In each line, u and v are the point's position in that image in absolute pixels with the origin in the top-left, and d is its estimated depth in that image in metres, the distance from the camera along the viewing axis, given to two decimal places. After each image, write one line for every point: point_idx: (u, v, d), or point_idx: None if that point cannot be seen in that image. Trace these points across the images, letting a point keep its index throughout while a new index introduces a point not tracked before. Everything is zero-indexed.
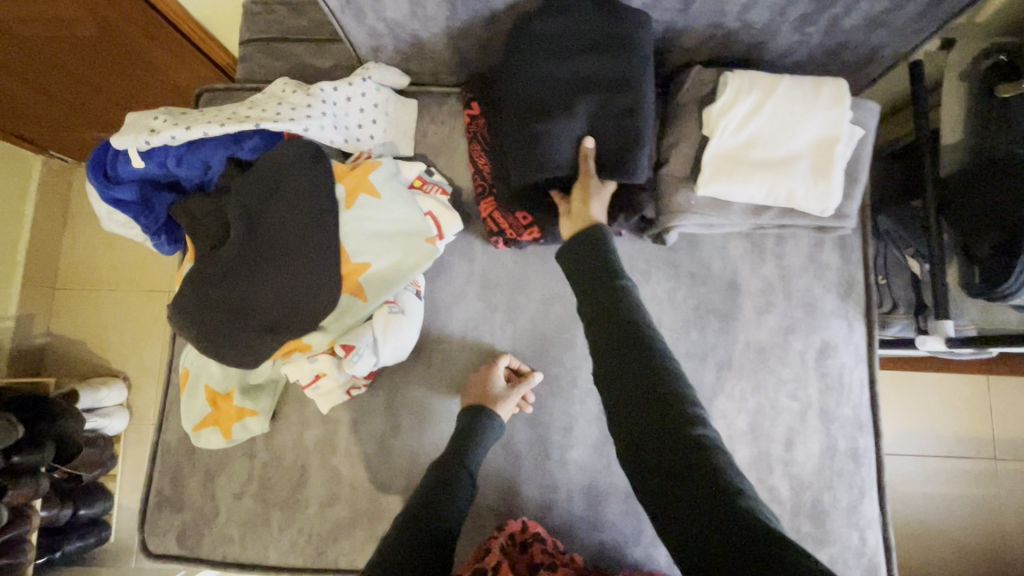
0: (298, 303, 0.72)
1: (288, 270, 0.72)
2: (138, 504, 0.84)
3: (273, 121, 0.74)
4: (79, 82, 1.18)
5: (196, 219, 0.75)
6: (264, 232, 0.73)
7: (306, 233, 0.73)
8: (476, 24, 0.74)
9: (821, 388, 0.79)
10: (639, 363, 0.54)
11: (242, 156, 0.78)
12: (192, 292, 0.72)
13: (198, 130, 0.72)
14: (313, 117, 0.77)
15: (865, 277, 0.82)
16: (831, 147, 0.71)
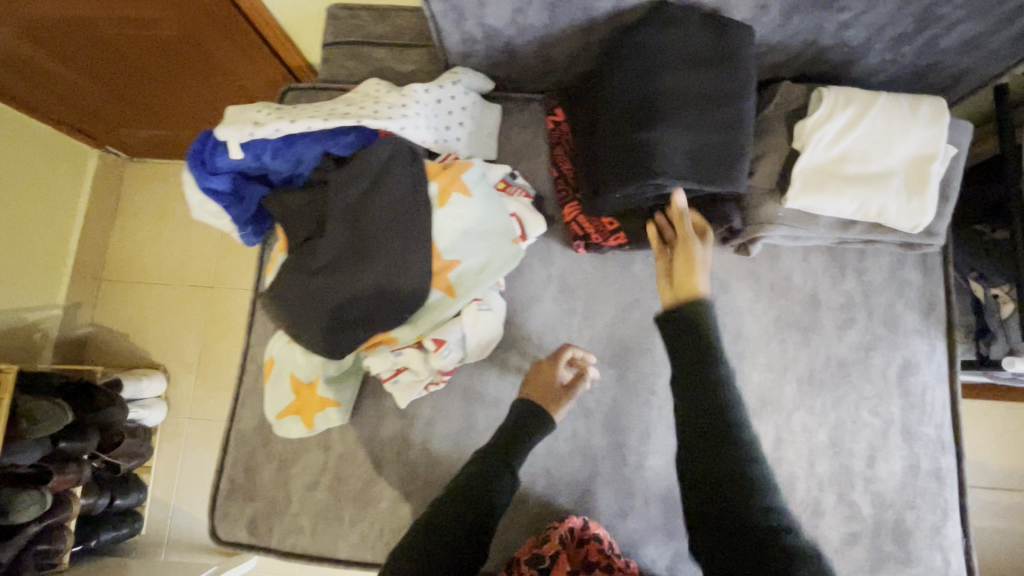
0: (393, 296, 0.73)
1: (385, 261, 0.73)
2: (210, 490, 0.84)
3: (372, 118, 0.76)
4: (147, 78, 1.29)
5: (292, 211, 0.76)
6: (364, 226, 0.74)
7: (402, 229, 0.74)
8: (572, 32, 0.76)
9: (904, 406, 0.78)
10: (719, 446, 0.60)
11: (334, 153, 0.80)
12: (295, 280, 0.73)
13: (304, 123, 0.74)
14: (408, 116, 0.78)
15: (946, 297, 0.81)
16: (926, 165, 0.71)
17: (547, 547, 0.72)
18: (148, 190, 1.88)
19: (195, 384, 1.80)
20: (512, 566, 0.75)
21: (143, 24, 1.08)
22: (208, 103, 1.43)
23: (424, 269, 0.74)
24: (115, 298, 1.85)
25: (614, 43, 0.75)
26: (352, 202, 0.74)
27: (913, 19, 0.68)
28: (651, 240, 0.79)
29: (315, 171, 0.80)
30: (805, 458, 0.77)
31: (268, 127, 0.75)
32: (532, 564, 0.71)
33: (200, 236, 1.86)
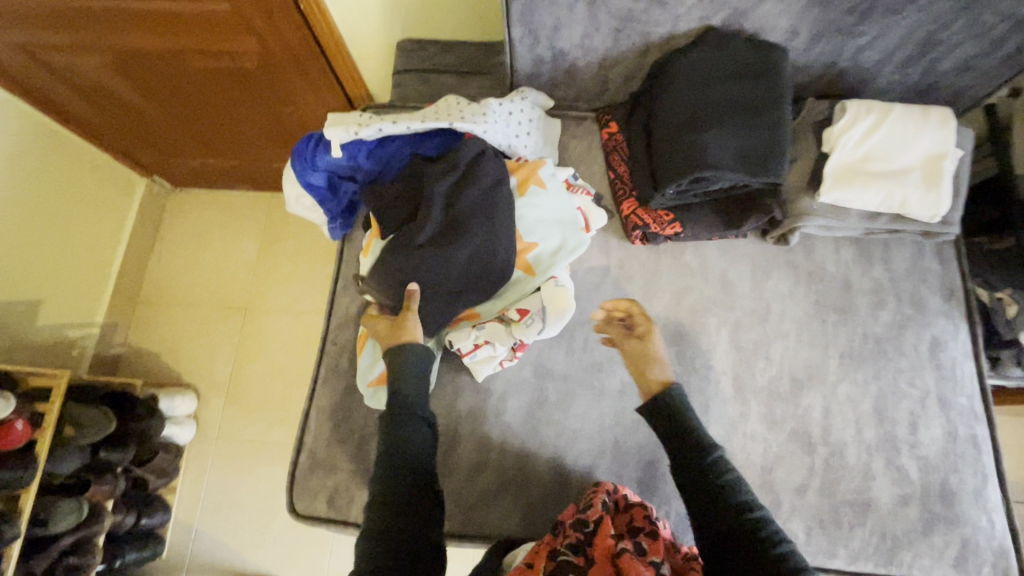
0: (482, 270, 0.82)
1: (481, 240, 0.82)
2: (289, 465, 0.88)
3: (460, 121, 0.87)
4: (218, 103, 1.40)
5: (387, 201, 0.86)
6: (462, 212, 0.83)
7: (486, 214, 0.84)
8: (629, 54, 0.90)
9: (937, 378, 0.86)
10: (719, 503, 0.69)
11: (423, 154, 0.91)
12: (405, 257, 0.81)
13: (404, 124, 0.86)
14: (489, 122, 0.89)
15: (963, 284, 0.92)
16: (939, 162, 0.83)
17: (592, 512, 0.73)
18: (186, 217, 1.92)
19: (223, 408, 1.74)
20: (555, 528, 0.75)
21: (226, 56, 1.20)
22: (268, 131, 1.55)
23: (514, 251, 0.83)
24: (144, 321, 1.83)
25: (668, 62, 0.89)
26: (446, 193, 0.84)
27: (917, 44, 0.83)
28: (702, 230, 0.90)
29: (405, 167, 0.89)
30: (853, 426, 0.84)
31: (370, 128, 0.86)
32: (579, 526, 0.71)
33: (237, 260, 1.87)
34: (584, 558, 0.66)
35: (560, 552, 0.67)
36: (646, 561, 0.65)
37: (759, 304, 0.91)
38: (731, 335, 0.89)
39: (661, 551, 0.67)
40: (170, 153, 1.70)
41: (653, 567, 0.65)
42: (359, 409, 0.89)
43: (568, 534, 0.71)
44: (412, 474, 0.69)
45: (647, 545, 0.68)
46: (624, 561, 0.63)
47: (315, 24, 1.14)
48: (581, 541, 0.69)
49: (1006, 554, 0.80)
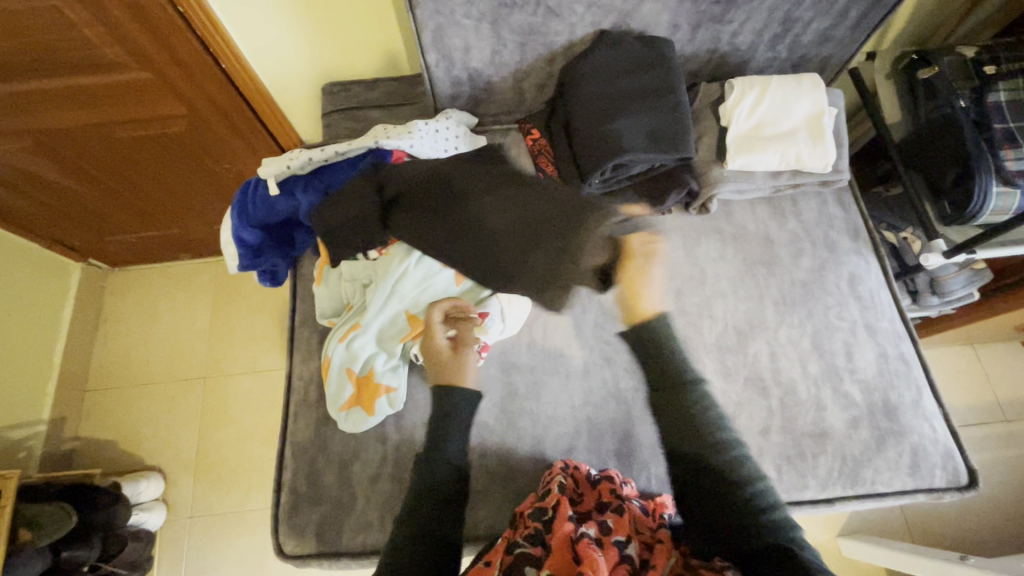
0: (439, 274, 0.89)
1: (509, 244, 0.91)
2: (272, 507, 0.86)
3: (387, 138, 0.91)
4: (150, 170, 1.40)
5: (333, 229, 0.88)
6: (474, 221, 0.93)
7: (441, 230, 0.89)
8: (538, 63, 0.99)
9: (860, 307, 0.95)
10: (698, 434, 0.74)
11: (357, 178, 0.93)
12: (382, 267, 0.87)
13: (331, 150, 0.91)
14: (414, 136, 0.93)
15: (865, 224, 1.03)
16: (819, 120, 0.95)
17: (549, 498, 0.75)
18: (132, 294, 1.87)
19: (197, 483, 1.66)
20: (515, 520, 0.77)
21: (154, 124, 1.22)
22: (205, 193, 1.55)
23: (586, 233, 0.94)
24: (97, 407, 1.74)
25: (573, 67, 0.98)
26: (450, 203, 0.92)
27: (779, 23, 0.95)
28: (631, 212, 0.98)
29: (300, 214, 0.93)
30: (797, 362, 0.92)
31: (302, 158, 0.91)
32: (536, 515, 0.72)
33: (192, 328, 1.83)
34: (543, 547, 0.67)
35: (518, 545, 0.67)
36: (609, 543, 0.69)
37: (695, 269, 0.98)
38: (676, 301, 0.96)
39: (625, 528, 0.71)
40: (106, 231, 1.66)
41: (615, 547, 0.68)
42: (335, 437, 0.89)
43: (528, 524, 0.73)
44: (440, 508, 0.72)
45: (611, 523, 0.72)
46: (580, 547, 0.65)
47: (241, 82, 1.18)
48: (541, 528, 0.70)
49: (952, 454, 0.88)
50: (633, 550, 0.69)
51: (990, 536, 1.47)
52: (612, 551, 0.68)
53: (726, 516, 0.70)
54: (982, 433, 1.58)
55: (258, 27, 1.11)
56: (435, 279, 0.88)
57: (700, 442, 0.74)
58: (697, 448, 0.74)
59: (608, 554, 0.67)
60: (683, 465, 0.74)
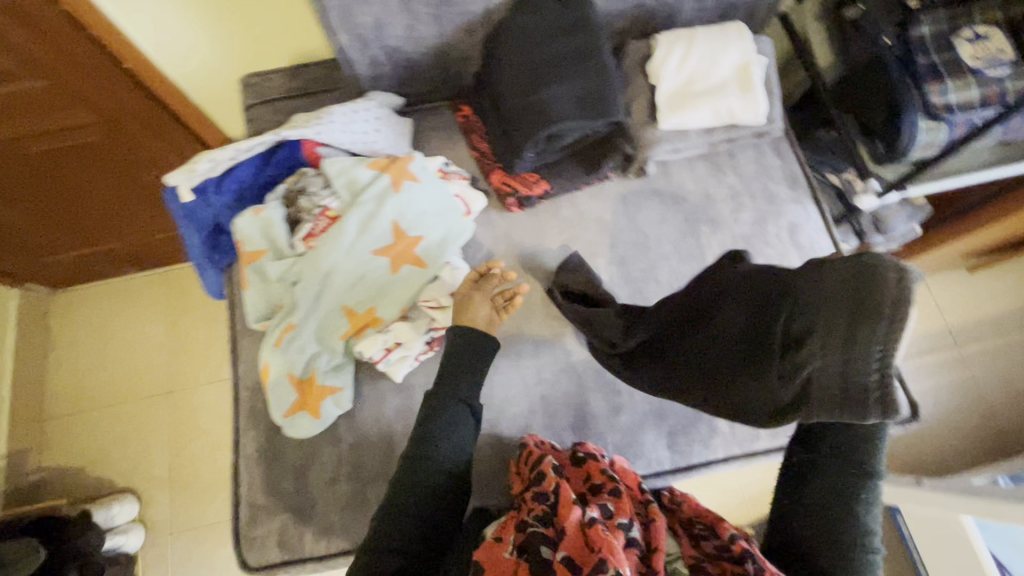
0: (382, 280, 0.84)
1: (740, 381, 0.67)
2: (231, 521, 0.85)
3: (292, 127, 0.88)
4: (71, 185, 1.31)
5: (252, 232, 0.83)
6: (699, 334, 0.73)
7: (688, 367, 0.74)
8: (458, 35, 0.94)
9: (801, 256, 0.97)
10: (831, 481, 0.68)
11: (271, 174, 0.92)
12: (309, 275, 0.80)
13: (230, 148, 0.87)
14: (323, 123, 0.90)
15: (803, 171, 1.03)
16: (748, 70, 0.93)
17: (548, 481, 0.73)
18: (79, 315, 1.79)
19: (173, 499, 1.63)
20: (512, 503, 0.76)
21: (64, 135, 1.14)
22: (136, 202, 1.46)
23: (830, 328, 0.59)
24: (55, 436, 1.67)
25: (493, 38, 0.94)
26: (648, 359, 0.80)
27: None
28: (567, 182, 0.96)
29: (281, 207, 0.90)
30: None
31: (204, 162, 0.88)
32: (539, 498, 0.70)
33: (147, 344, 1.76)
34: (554, 527, 0.65)
35: (530, 524, 0.66)
36: (614, 526, 0.66)
37: (638, 235, 0.98)
38: (620, 270, 0.96)
39: (628, 511, 0.68)
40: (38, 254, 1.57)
41: (621, 530, 0.65)
42: (287, 445, 0.87)
43: (532, 508, 0.70)
44: (441, 499, 0.71)
45: (612, 507, 0.69)
46: (595, 533, 0.62)
47: (149, 82, 1.10)
48: (547, 510, 0.68)
49: None
50: (637, 534, 0.66)
51: (942, 455, 1.57)
52: (620, 534, 0.65)
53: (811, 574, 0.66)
54: (936, 360, 1.64)
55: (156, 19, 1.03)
56: (370, 270, 0.83)
57: (839, 497, 0.67)
58: (836, 500, 0.67)
59: (618, 537, 0.64)
60: (808, 507, 0.68)
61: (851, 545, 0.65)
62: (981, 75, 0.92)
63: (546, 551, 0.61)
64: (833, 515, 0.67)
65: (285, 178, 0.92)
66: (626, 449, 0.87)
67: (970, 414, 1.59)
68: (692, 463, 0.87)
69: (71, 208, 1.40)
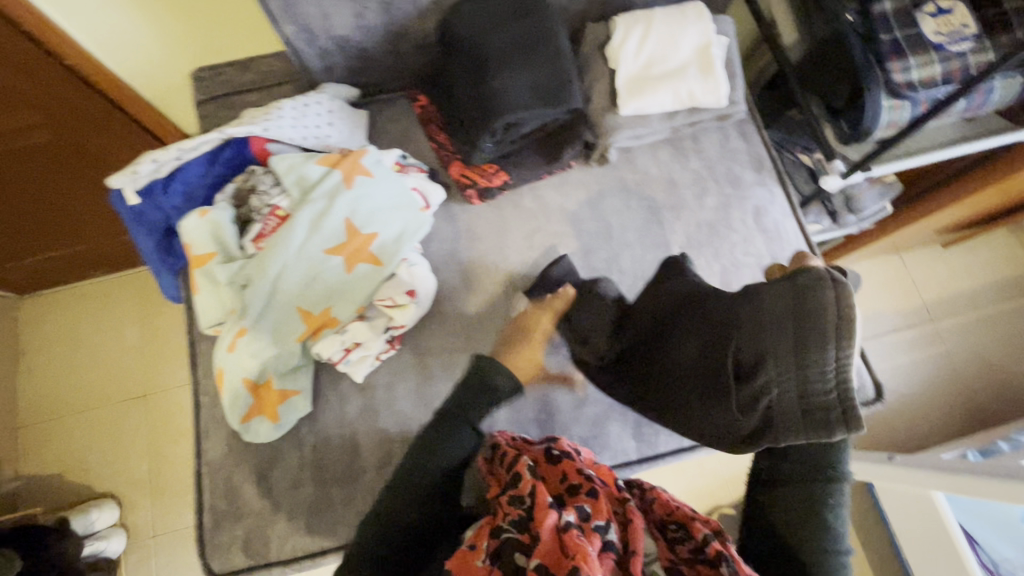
0: (337, 283, 0.81)
1: (700, 408, 0.69)
2: (195, 529, 0.84)
3: (237, 125, 0.85)
4: (24, 189, 1.27)
5: (196, 232, 0.80)
6: (656, 354, 0.74)
7: (663, 388, 0.74)
8: (410, 22, 0.91)
9: (766, 240, 0.96)
10: (802, 490, 0.68)
11: (218, 173, 0.88)
12: (259, 277, 0.78)
13: (174, 147, 0.85)
14: (271, 120, 0.87)
15: (768, 154, 1.02)
16: (708, 51, 0.91)
17: (523, 484, 0.69)
18: (47, 321, 1.75)
19: (153, 503, 1.61)
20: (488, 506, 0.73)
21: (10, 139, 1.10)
22: (95, 203, 1.42)
23: (782, 354, 0.60)
24: (29, 444, 1.64)
25: (445, 24, 0.91)
26: (622, 376, 0.81)
27: None
28: (527, 173, 0.94)
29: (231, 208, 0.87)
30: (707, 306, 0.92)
31: (148, 163, 0.85)
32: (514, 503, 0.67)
33: (120, 348, 1.73)
34: (529, 534, 0.63)
35: (504, 530, 0.64)
36: (590, 529, 0.63)
37: (601, 223, 0.96)
38: (584, 259, 0.95)
39: (604, 512, 0.65)
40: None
41: (598, 533, 0.62)
42: (249, 449, 0.85)
43: (507, 512, 0.67)
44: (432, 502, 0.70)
45: (588, 508, 0.66)
46: (570, 539, 0.60)
47: (94, 79, 1.06)
48: (523, 516, 0.65)
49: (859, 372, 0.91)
50: (614, 535, 0.64)
51: (918, 430, 1.58)
52: (595, 537, 0.62)
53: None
54: (912, 336, 1.65)
55: (96, 13, 0.98)
56: (321, 271, 0.81)
57: (810, 504, 0.67)
58: (807, 508, 0.67)
59: (592, 540, 0.61)
60: (779, 514, 0.68)
61: (823, 549, 0.65)
62: (943, 51, 0.90)
63: (519, 558, 0.60)
64: (806, 522, 0.66)
65: (233, 177, 0.88)
66: (591, 440, 0.87)
67: (943, 387, 1.61)
68: (659, 452, 0.87)
69: (27, 212, 1.35)
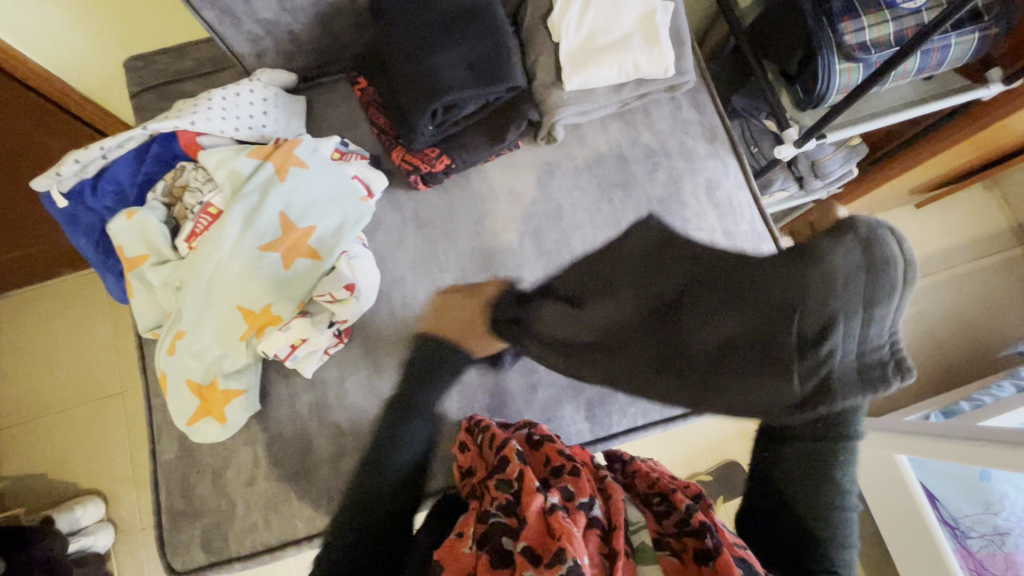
0: (277, 281, 0.80)
1: (738, 391, 0.78)
2: (153, 530, 0.84)
3: (163, 119, 0.82)
4: None
5: (125, 235, 0.78)
6: (673, 322, 0.85)
7: (716, 364, 0.81)
8: (340, 2, 0.87)
9: (718, 215, 0.94)
10: (814, 457, 0.69)
11: (148, 171, 0.85)
12: (192, 277, 0.77)
13: (96, 146, 0.82)
14: (198, 112, 0.84)
15: (722, 124, 0.99)
16: (652, 20, 0.88)
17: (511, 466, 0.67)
18: (16, 323, 1.72)
19: (137, 497, 1.62)
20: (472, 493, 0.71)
21: None
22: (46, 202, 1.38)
23: (850, 312, 0.72)
24: (7, 446, 1.64)
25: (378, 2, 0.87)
26: (710, 321, 0.83)
27: None
28: (471, 155, 0.90)
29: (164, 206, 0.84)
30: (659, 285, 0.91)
31: (72, 164, 0.82)
32: (501, 484, 0.65)
33: (93, 346, 1.71)
34: (517, 516, 0.60)
35: (491, 514, 0.61)
36: (575, 507, 0.62)
37: (551, 204, 0.94)
38: (534, 242, 0.93)
39: (588, 490, 0.65)
40: None
41: (582, 511, 0.62)
42: (203, 449, 0.85)
43: (494, 496, 0.64)
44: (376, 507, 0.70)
45: (572, 488, 0.66)
46: (555, 519, 0.57)
47: (19, 74, 1.01)
48: (511, 499, 0.63)
49: None
50: (599, 513, 0.63)
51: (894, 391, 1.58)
52: (581, 514, 0.62)
53: (787, 544, 0.66)
54: None
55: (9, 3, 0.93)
56: (257, 268, 0.79)
57: (815, 467, 0.68)
58: (811, 470, 0.68)
59: (579, 518, 0.61)
60: (784, 471, 0.70)
61: (828, 514, 0.66)
62: (896, 8, 0.88)
63: (507, 543, 0.57)
64: (813, 484, 0.67)
65: (163, 174, 0.85)
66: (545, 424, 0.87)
67: (919, 347, 1.60)
68: (612, 432, 0.88)
69: None
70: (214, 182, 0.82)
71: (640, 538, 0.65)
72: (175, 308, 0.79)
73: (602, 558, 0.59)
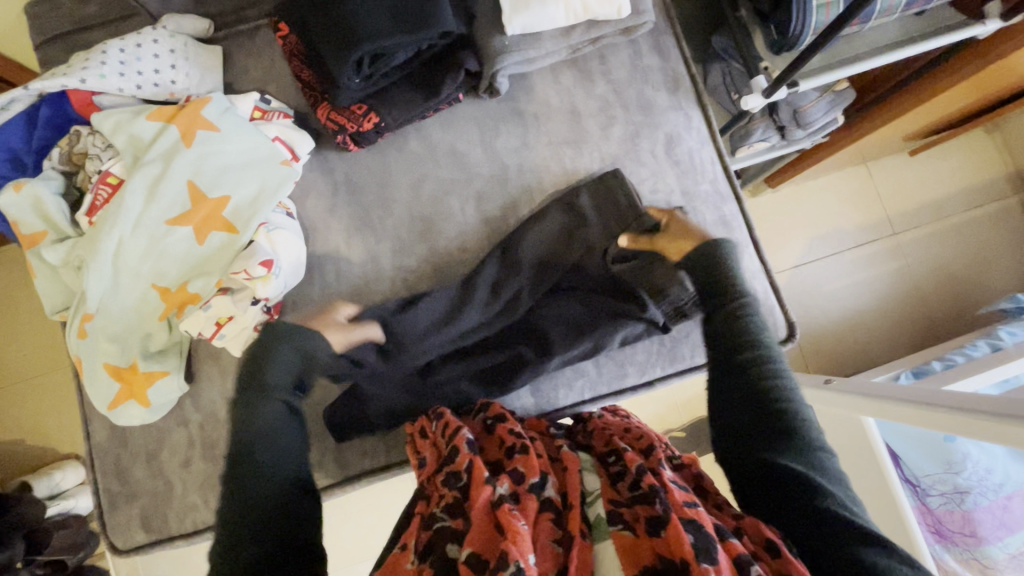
0: (191, 257, 0.74)
1: (566, 332, 0.80)
2: (93, 510, 0.83)
3: (48, 78, 0.73)
4: None
5: (17, 210, 0.73)
6: (499, 300, 0.81)
7: (576, 328, 0.80)
8: None
9: (677, 173, 0.87)
10: (750, 402, 0.61)
11: (43, 137, 0.78)
12: (93, 255, 0.72)
13: None
14: (89, 68, 0.75)
15: (686, 69, 0.90)
16: None
17: (462, 458, 0.63)
18: None
19: None
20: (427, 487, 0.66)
21: None
22: None
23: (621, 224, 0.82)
24: None
25: None
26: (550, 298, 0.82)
27: None
28: (403, 111, 0.81)
29: (65, 175, 0.78)
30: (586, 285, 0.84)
31: None
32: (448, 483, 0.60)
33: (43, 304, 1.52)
34: (462, 520, 0.56)
35: (435, 519, 0.58)
36: (525, 493, 0.58)
37: (496, 165, 0.86)
38: (477, 207, 0.86)
39: (539, 470, 0.60)
40: None
41: (533, 494, 0.58)
42: (135, 432, 0.83)
43: (444, 494, 0.61)
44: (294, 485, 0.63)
45: (522, 468, 0.61)
46: (501, 514, 0.53)
47: None
48: (458, 498, 0.59)
49: (772, 311, 0.86)
50: (553, 492, 0.59)
51: (879, 344, 1.53)
52: (531, 500, 0.57)
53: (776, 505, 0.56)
54: (874, 250, 1.56)
55: None
56: (166, 242, 0.73)
57: (759, 411, 0.60)
58: (755, 419, 0.60)
59: (528, 505, 0.56)
60: (733, 428, 0.62)
61: (799, 451, 0.58)
62: None
63: (452, 552, 0.53)
64: (764, 434, 0.59)
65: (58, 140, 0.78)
66: None
67: (906, 302, 1.55)
68: (558, 407, 0.85)
69: None
70: (113, 149, 0.75)
71: (595, 510, 0.59)
72: (78, 288, 0.73)
73: (555, 545, 0.54)
